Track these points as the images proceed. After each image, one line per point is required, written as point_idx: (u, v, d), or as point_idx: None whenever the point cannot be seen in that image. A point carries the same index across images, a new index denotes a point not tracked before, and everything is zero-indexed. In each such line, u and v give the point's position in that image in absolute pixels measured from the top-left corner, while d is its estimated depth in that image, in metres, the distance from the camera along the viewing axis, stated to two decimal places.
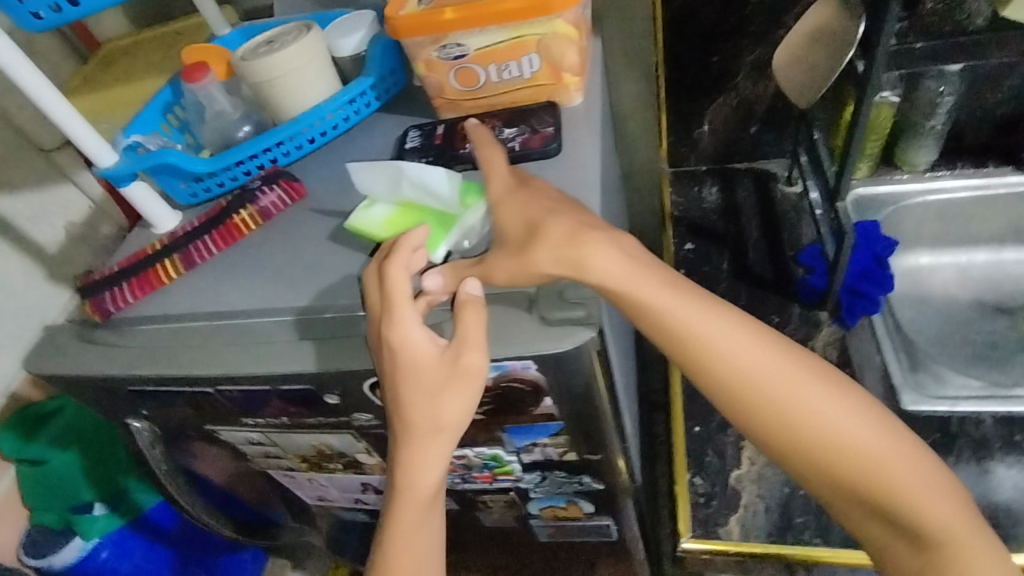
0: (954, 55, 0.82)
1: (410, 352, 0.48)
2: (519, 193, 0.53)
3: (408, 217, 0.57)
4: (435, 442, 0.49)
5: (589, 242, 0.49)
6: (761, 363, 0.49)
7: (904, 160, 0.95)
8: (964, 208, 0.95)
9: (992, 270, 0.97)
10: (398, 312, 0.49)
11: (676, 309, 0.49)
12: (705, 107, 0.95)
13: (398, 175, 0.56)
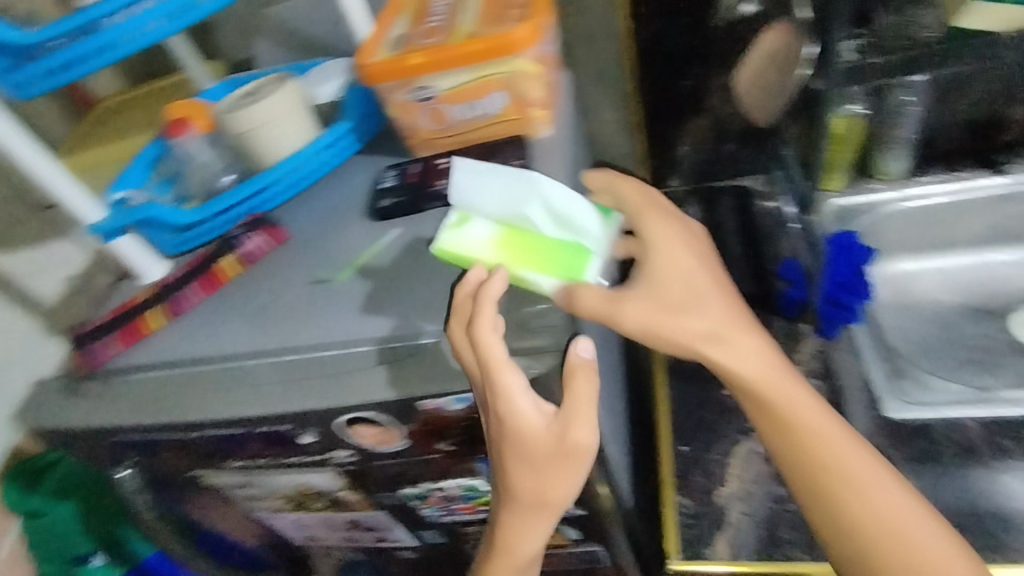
0: (913, 66, 0.84)
1: (524, 425, 0.49)
2: (688, 255, 0.54)
3: (516, 240, 0.52)
4: (541, 513, 0.53)
5: (735, 325, 0.53)
6: (819, 423, 0.53)
7: (878, 168, 0.96)
8: (940, 213, 0.97)
9: (976, 273, 0.97)
10: (506, 373, 0.48)
11: (788, 390, 0.53)
12: (681, 128, 0.98)
13: (513, 187, 0.52)
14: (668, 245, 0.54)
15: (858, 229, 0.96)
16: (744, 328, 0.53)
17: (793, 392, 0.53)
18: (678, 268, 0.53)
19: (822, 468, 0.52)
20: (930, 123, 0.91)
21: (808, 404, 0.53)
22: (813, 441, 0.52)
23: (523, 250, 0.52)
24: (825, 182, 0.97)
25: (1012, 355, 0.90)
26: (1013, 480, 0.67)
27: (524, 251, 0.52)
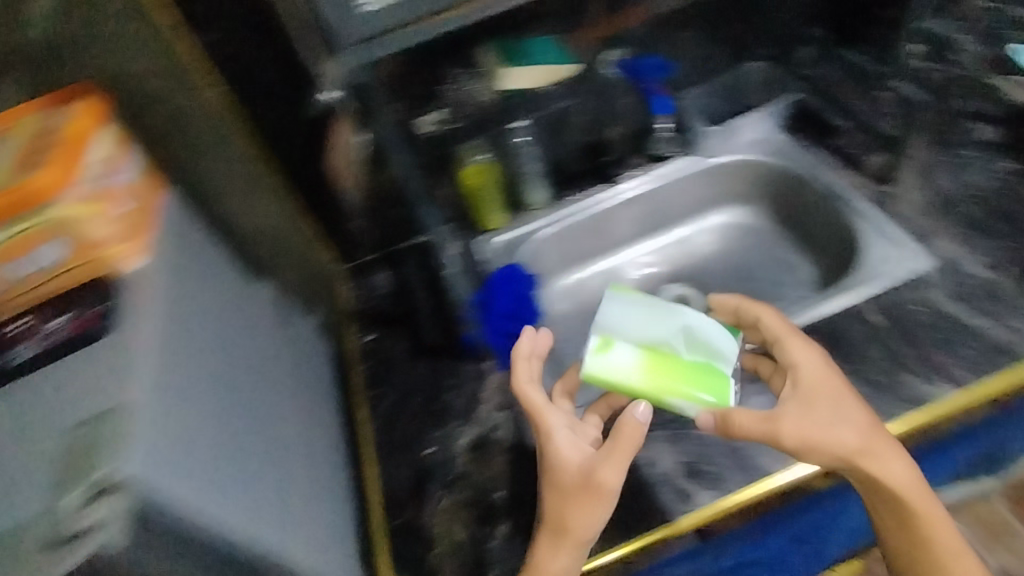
0: (510, 115, 0.99)
1: (570, 453, 0.68)
2: (820, 366, 0.72)
3: (660, 366, 0.71)
4: (561, 542, 0.66)
5: (873, 435, 0.69)
6: (914, 481, 0.71)
7: (525, 202, 1.12)
8: (580, 229, 1.13)
9: (623, 268, 1.17)
10: (547, 415, 0.70)
11: (885, 468, 0.69)
12: (342, 208, 1.00)
13: (659, 322, 0.75)
14: (806, 363, 0.73)
15: (519, 259, 1.09)
16: (875, 435, 0.70)
17: (889, 469, 0.70)
18: (813, 399, 0.70)
19: (892, 501, 0.71)
20: (548, 156, 1.09)
21: (901, 471, 0.70)
22: (902, 496, 0.70)
23: (666, 375, 0.70)
24: (490, 223, 1.11)
25: None
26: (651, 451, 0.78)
27: (665, 371, 0.70)
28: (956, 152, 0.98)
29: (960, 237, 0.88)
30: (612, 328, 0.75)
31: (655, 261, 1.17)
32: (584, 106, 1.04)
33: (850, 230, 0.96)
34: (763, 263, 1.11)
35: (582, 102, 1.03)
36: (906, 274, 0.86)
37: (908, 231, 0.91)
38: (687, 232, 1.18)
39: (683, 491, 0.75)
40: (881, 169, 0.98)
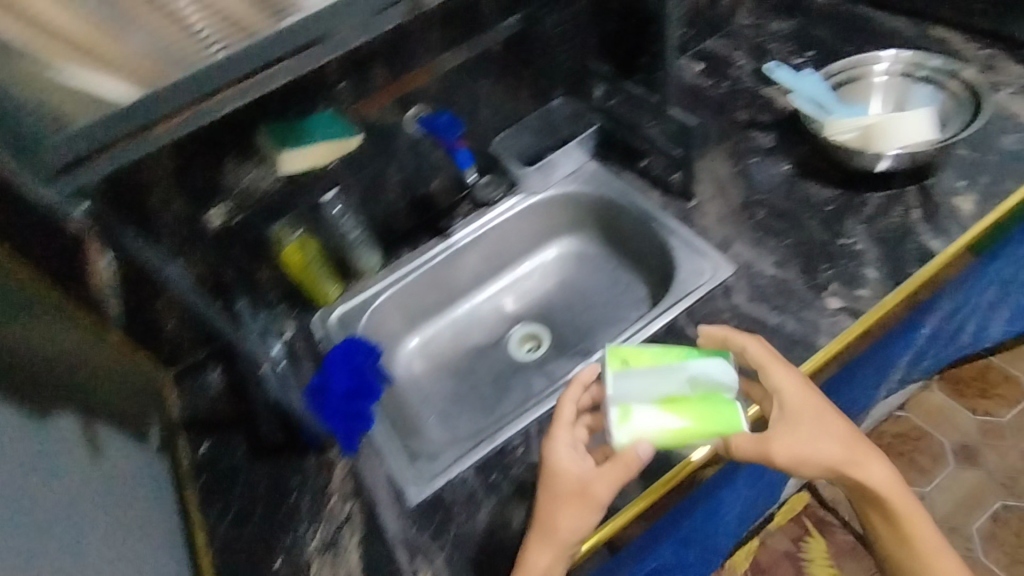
0: (319, 187, 1.00)
1: (568, 460, 0.74)
2: (811, 391, 0.77)
3: (697, 399, 0.73)
4: (543, 544, 0.70)
5: (858, 448, 0.78)
6: (892, 479, 0.81)
7: (357, 269, 1.09)
8: (421, 284, 1.13)
9: (474, 314, 1.18)
10: (555, 434, 0.76)
11: (867, 474, 0.79)
12: (158, 305, 0.93)
13: (665, 375, 0.75)
14: (789, 388, 0.76)
15: (360, 329, 1.06)
16: (853, 442, 0.78)
17: (864, 466, 0.79)
18: (800, 421, 0.75)
19: (866, 489, 0.81)
20: (368, 219, 1.09)
21: (873, 463, 0.80)
22: (874, 486, 0.80)
23: (683, 426, 0.71)
24: (324, 297, 1.07)
25: (514, 376, 1.07)
26: (503, 512, 0.78)
27: (681, 424, 0.71)
28: (744, 161, 1.08)
29: (754, 241, 0.96)
30: (625, 392, 0.75)
31: (500, 302, 1.19)
32: (392, 167, 1.07)
33: (664, 245, 1.02)
34: (600, 286, 1.16)
35: (388, 164, 1.06)
36: (712, 283, 0.92)
37: (711, 242, 0.97)
38: (529, 266, 1.21)
39: None
40: (682, 186, 1.05)
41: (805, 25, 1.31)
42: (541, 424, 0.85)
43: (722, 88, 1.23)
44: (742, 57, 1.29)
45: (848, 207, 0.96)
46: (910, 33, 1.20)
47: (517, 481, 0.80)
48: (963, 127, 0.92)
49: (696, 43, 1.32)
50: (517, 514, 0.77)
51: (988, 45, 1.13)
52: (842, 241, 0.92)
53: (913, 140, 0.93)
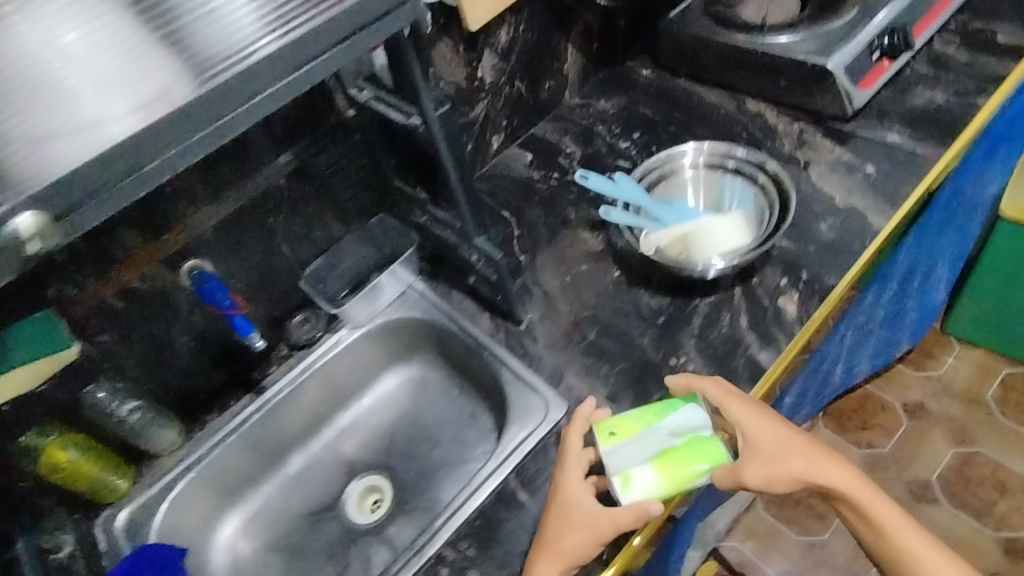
0: (78, 374, 0.85)
1: (574, 493, 0.73)
2: (760, 413, 0.77)
3: (689, 447, 0.72)
4: (554, 561, 0.71)
5: (813, 455, 0.77)
6: (858, 483, 0.80)
7: (155, 449, 0.93)
8: (234, 454, 0.96)
9: (306, 472, 1.03)
10: (567, 468, 0.75)
11: (830, 479, 0.78)
12: None
13: (654, 430, 0.74)
14: (739, 414, 0.76)
15: (157, 533, 0.88)
16: (816, 455, 0.77)
17: (833, 477, 0.78)
18: (761, 446, 0.75)
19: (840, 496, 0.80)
20: (158, 391, 0.94)
21: (841, 474, 0.79)
22: (845, 495, 0.80)
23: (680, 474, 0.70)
24: (110, 495, 0.89)
25: (354, 547, 0.95)
26: None
27: (680, 472, 0.70)
28: (574, 270, 1.01)
29: (585, 370, 0.88)
30: (619, 455, 0.73)
31: (338, 447, 1.06)
32: (179, 330, 0.91)
33: (497, 379, 0.93)
34: (444, 422, 1.04)
35: (172, 328, 0.90)
36: (542, 431, 0.84)
37: (542, 376, 0.90)
38: (364, 406, 1.08)
39: None
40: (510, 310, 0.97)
41: (628, 102, 1.27)
42: None
43: (550, 181, 1.17)
44: (569, 141, 1.23)
45: (677, 319, 0.90)
46: (726, 107, 1.18)
47: None
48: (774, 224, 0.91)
49: (523, 130, 1.25)
50: None
51: (798, 117, 1.13)
52: (672, 362, 0.86)
53: (722, 246, 0.90)
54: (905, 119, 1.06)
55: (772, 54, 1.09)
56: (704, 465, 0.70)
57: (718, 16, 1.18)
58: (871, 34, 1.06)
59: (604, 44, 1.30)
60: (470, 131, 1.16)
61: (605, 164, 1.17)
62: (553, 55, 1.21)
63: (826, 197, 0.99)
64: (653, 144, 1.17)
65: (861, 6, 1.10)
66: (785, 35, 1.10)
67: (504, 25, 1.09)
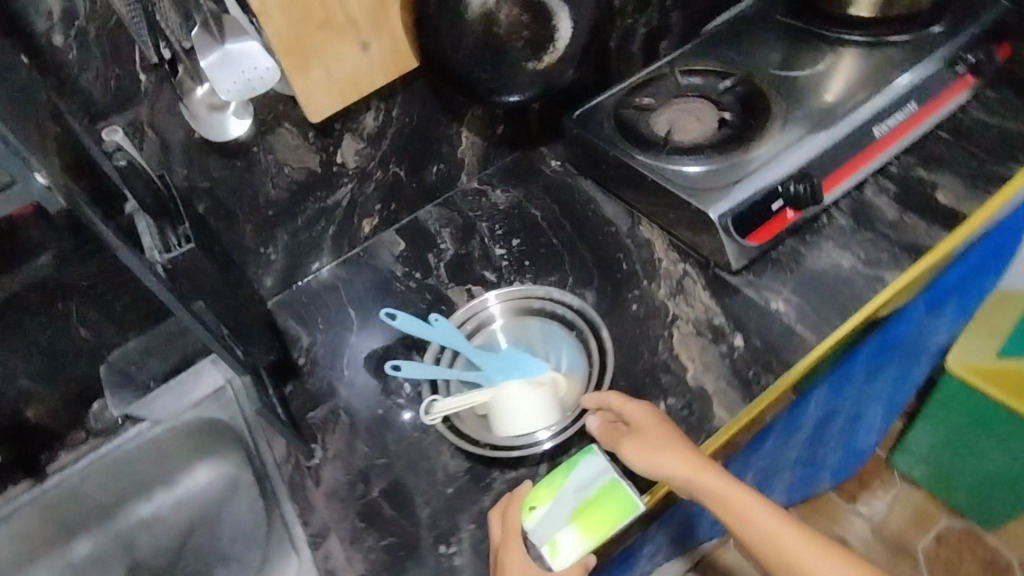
0: None
1: (506, 566, 0.70)
2: (652, 418, 0.78)
3: (602, 503, 0.73)
4: None
5: (699, 466, 0.73)
6: (757, 502, 0.74)
7: None
8: (1, 543, 0.94)
9: (87, 564, 0.98)
10: (511, 544, 0.72)
11: (720, 488, 0.73)
12: None
13: (567, 491, 0.75)
14: (632, 411, 0.78)
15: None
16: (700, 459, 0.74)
17: (722, 492, 0.73)
18: (645, 429, 0.77)
19: (737, 518, 0.73)
20: None
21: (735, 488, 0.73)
22: (741, 522, 0.73)
23: (600, 529, 0.72)
24: None
25: None
26: None
27: (602, 526, 0.72)
28: (390, 403, 0.91)
29: (350, 535, 0.79)
30: (542, 524, 0.73)
31: (124, 543, 1.00)
32: None
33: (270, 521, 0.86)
34: (238, 536, 0.97)
35: None
36: None
37: (307, 531, 0.81)
38: (166, 500, 1.01)
39: None
40: (303, 441, 0.89)
41: (523, 198, 1.15)
42: None
43: (409, 283, 1.07)
44: (446, 236, 1.12)
45: (466, 493, 0.81)
46: (618, 226, 1.05)
47: None
48: (591, 376, 0.88)
49: (404, 214, 1.15)
50: None
51: (687, 255, 0.99)
52: (441, 548, 0.77)
53: (520, 412, 0.83)
54: (798, 284, 0.91)
55: (662, 185, 0.95)
56: (623, 516, 0.72)
57: (623, 122, 1.04)
58: (773, 181, 0.91)
59: (513, 128, 1.17)
60: (331, 216, 1.06)
61: (471, 272, 1.06)
62: (440, 139, 1.09)
63: (676, 371, 0.86)
64: (526, 258, 1.05)
65: (776, 141, 0.96)
66: (682, 165, 0.96)
67: (369, 110, 0.98)
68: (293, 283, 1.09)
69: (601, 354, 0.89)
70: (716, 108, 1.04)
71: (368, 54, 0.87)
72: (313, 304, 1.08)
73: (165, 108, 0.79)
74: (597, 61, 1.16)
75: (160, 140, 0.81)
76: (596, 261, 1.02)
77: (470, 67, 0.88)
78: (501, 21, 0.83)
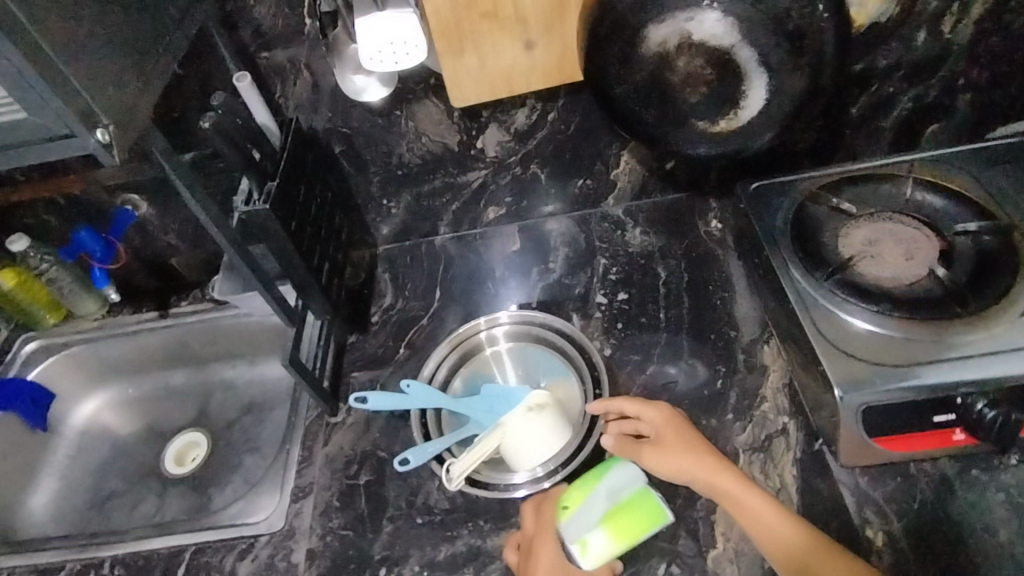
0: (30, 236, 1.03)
1: (538, 561, 0.68)
2: (676, 420, 0.76)
3: (630, 504, 0.70)
4: None
5: (714, 467, 0.70)
6: (786, 517, 0.65)
7: (79, 310, 1.12)
8: (124, 346, 1.13)
9: (178, 390, 1.17)
10: (543, 540, 0.70)
11: (735, 492, 0.68)
12: None
13: (595, 488, 0.71)
14: (649, 411, 0.77)
15: (30, 375, 1.09)
16: (718, 460, 0.70)
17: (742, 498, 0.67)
18: (663, 436, 0.74)
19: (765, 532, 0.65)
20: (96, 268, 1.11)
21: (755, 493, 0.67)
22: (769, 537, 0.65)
23: (631, 531, 0.68)
24: (42, 325, 1.12)
25: (147, 480, 1.08)
26: None
27: (633, 529, 0.68)
28: None
29: (323, 507, 0.82)
30: (573, 520, 0.70)
31: (205, 389, 1.16)
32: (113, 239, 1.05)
33: (282, 449, 0.92)
34: (274, 436, 1.07)
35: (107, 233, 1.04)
36: (242, 534, 0.82)
37: (295, 481, 0.86)
38: (244, 373, 1.15)
39: None
40: (335, 396, 0.92)
41: (658, 252, 1.01)
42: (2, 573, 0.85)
43: (501, 289, 1.02)
44: (560, 256, 1.04)
45: (432, 531, 0.78)
46: (739, 335, 0.89)
47: None
48: (587, 393, 0.85)
49: (533, 214, 1.08)
50: None
51: (799, 411, 0.80)
52: (382, 571, 0.76)
53: (536, 444, 0.79)
54: (915, 523, 0.69)
55: (807, 324, 0.75)
56: (655, 521, 0.68)
57: (803, 223, 0.84)
58: (957, 384, 0.67)
59: (684, 169, 1.02)
60: (458, 193, 1.03)
61: (562, 306, 0.97)
62: (595, 156, 0.99)
63: (699, 538, 0.73)
64: (621, 321, 0.94)
65: (995, 333, 0.69)
66: (845, 308, 0.75)
67: (523, 107, 0.91)
68: (405, 240, 1.10)
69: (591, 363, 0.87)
70: (939, 249, 0.78)
71: (531, 55, 0.78)
72: (414, 266, 1.07)
73: (322, 55, 0.81)
74: (821, 128, 0.93)
75: (312, 80, 0.83)
76: (691, 364, 0.88)
77: (627, 104, 0.75)
78: (676, 69, 0.69)
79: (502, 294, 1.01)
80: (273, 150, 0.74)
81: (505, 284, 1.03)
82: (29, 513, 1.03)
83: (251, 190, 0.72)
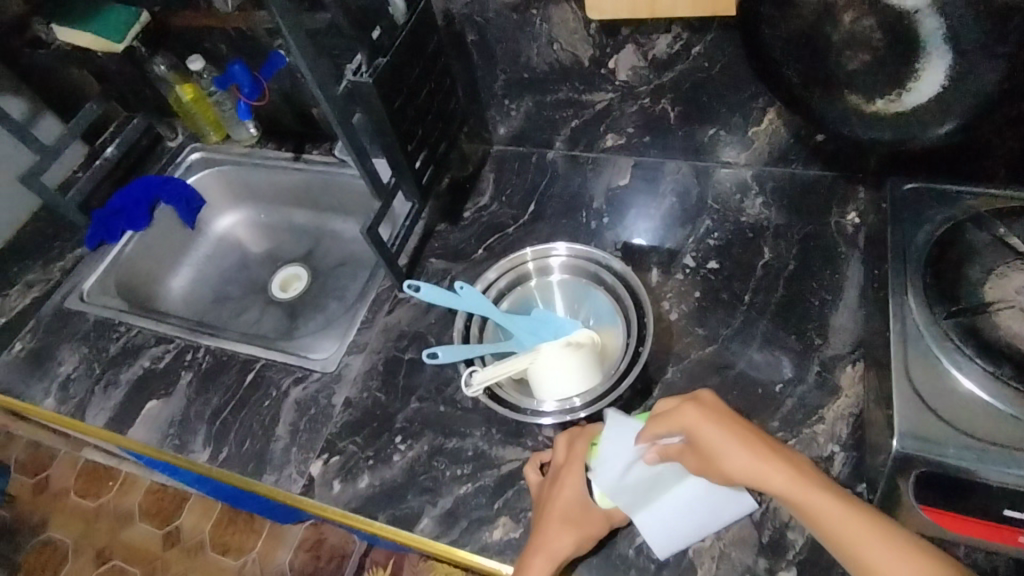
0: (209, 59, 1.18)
1: (560, 492, 0.70)
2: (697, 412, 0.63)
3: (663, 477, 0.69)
4: (555, 528, 0.68)
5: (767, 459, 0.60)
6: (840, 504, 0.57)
7: (235, 134, 1.27)
8: (261, 177, 1.27)
9: (294, 228, 1.31)
10: (567, 477, 0.71)
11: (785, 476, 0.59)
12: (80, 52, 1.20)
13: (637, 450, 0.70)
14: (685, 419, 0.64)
15: (189, 180, 1.28)
16: (780, 465, 0.59)
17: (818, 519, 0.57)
18: (694, 442, 0.63)
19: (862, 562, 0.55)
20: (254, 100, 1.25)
21: (845, 511, 0.57)
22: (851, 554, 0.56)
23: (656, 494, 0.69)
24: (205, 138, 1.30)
25: (254, 295, 1.25)
26: (66, 356, 1.05)
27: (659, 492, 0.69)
28: None
29: (369, 367, 0.91)
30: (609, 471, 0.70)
31: (316, 233, 1.29)
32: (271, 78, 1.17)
33: (354, 306, 1.01)
34: (357, 292, 1.17)
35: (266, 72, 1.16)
36: (301, 365, 0.94)
37: (354, 336, 0.95)
38: (350, 229, 1.25)
39: (48, 389, 1.01)
40: (408, 274, 0.98)
41: (773, 229, 0.90)
42: (131, 329, 1.06)
43: (593, 221, 0.97)
44: (665, 204, 0.97)
45: (450, 420, 0.84)
46: (825, 345, 0.79)
47: (91, 346, 1.05)
48: (627, 349, 0.82)
49: (653, 154, 1.00)
50: (68, 362, 1.04)
51: (855, 446, 0.72)
52: (397, 439, 0.84)
53: (558, 378, 0.80)
54: None
55: (896, 364, 0.65)
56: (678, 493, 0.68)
57: (946, 246, 0.71)
58: None
59: (838, 145, 0.87)
60: (580, 111, 0.97)
61: (647, 257, 0.92)
62: (735, 105, 0.88)
63: None
64: (700, 291, 0.88)
65: None
66: (954, 360, 0.63)
67: (667, 33, 0.83)
68: (520, 146, 1.07)
69: (639, 316, 0.84)
70: None
71: None
72: (518, 174, 1.05)
73: None
74: None
75: None
76: (758, 359, 0.80)
77: None
78: (840, 24, 0.63)
79: (635, 223, 0.96)
80: (393, 26, 0.82)
81: (640, 213, 0.97)
82: (168, 290, 1.25)
83: (360, 63, 0.78)
